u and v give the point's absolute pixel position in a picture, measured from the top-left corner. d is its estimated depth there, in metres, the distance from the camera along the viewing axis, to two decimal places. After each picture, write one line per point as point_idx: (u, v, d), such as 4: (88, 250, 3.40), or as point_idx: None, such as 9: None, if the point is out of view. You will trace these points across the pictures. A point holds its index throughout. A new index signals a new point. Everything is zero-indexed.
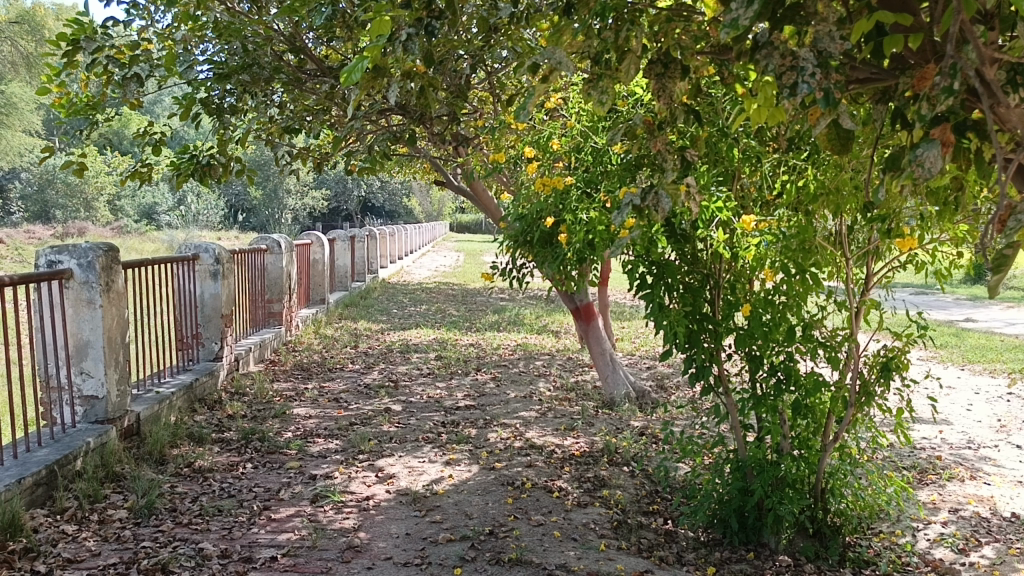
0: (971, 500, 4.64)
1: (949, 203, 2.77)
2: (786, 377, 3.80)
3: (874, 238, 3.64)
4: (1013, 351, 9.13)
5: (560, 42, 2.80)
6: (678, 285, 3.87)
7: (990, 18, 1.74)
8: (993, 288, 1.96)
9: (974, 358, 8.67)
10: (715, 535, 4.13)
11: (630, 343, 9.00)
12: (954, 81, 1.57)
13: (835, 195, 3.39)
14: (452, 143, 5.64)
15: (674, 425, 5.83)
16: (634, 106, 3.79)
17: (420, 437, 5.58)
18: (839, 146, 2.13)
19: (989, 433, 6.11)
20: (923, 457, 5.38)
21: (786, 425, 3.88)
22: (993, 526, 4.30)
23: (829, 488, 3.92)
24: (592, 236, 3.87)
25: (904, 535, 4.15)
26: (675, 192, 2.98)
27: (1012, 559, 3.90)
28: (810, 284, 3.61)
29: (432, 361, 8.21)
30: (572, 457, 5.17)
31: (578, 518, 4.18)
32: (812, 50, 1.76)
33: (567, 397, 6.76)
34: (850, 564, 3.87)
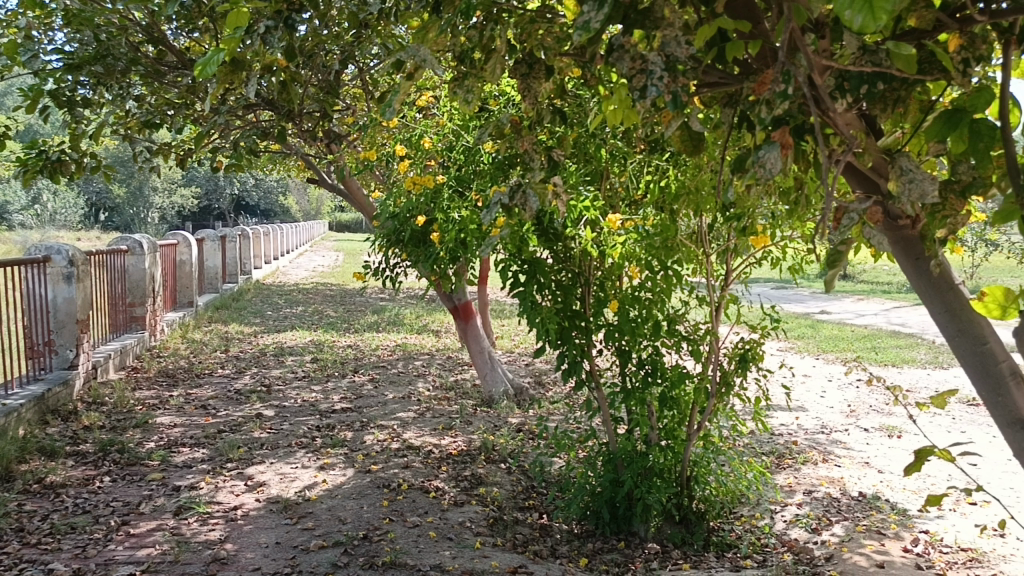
0: (823, 482, 4.92)
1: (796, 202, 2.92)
2: (653, 370, 3.93)
3: (732, 236, 3.81)
4: (862, 341, 9.78)
5: (427, 42, 2.75)
6: (549, 283, 3.93)
7: (820, 27, 1.82)
8: (829, 283, 2.08)
9: (828, 349, 9.24)
10: (588, 527, 4.23)
11: (509, 341, 9.08)
12: (788, 85, 1.66)
13: (695, 195, 3.49)
14: (324, 141, 5.51)
15: (549, 420, 5.92)
16: (505, 105, 3.80)
17: (293, 442, 5.43)
18: (691, 147, 2.23)
19: (840, 418, 6.52)
20: (781, 443, 5.68)
21: (652, 416, 4.02)
22: (842, 505, 4.58)
23: (693, 475, 4.06)
24: (465, 235, 3.88)
25: (763, 518, 4.36)
26: (542, 191, 3.02)
27: (858, 535, 4.13)
28: (672, 280, 3.79)
29: (307, 363, 8.02)
30: (449, 456, 5.16)
31: (453, 518, 4.18)
32: (660, 54, 1.80)
33: (445, 396, 6.75)
34: (713, 549, 4.03)
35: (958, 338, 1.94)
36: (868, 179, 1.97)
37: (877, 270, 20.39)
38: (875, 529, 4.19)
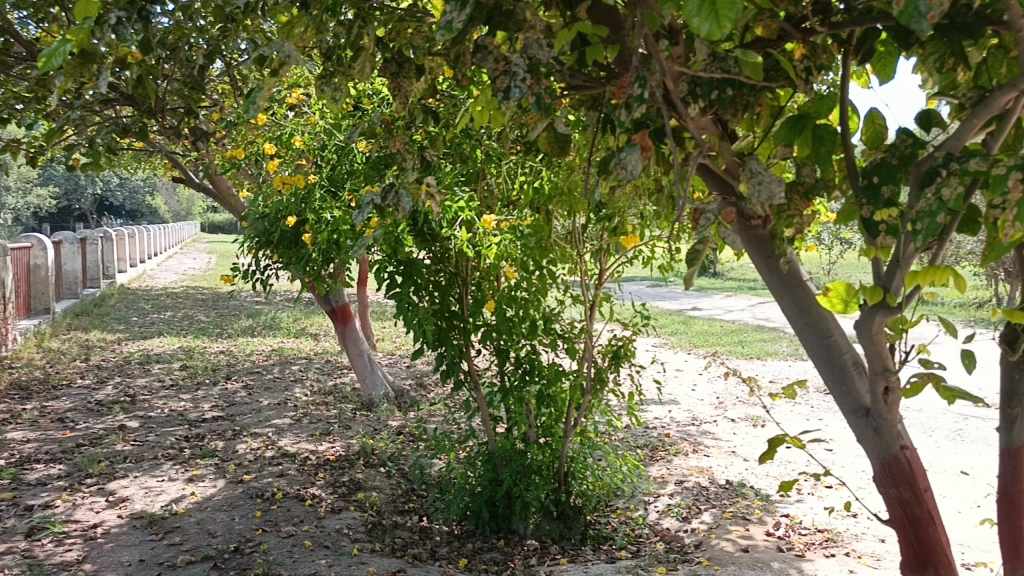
0: (693, 472, 5.12)
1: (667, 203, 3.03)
2: (530, 369, 3.97)
3: (604, 237, 3.91)
4: (730, 336, 10.24)
5: (292, 38, 2.67)
6: (426, 284, 3.91)
7: (675, 34, 1.88)
8: (687, 280, 2.15)
9: (699, 343, 9.63)
10: (468, 527, 4.23)
11: (391, 343, 8.99)
12: (643, 90, 1.71)
13: (568, 196, 3.58)
14: (189, 138, 5.29)
15: (429, 422, 5.89)
16: (378, 104, 3.75)
17: (160, 454, 5.18)
18: (558, 149, 2.26)
19: (709, 409, 6.80)
20: (654, 436, 5.87)
21: (530, 414, 4.08)
22: (711, 493, 4.77)
23: (571, 471, 4.13)
24: (337, 236, 3.80)
25: (637, 509, 4.48)
26: (416, 191, 2.99)
27: (725, 521, 4.32)
28: (547, 280, 3.85)
29: (176, 371, 7.67)
30: (326, 462, 5.06)
31: (330, 525, 4.09)
32: (522, 56, 1.81)
33: (323, 401, 6.61)
34: (590, 542, 4.11)
35: (806, 331, 2.06)
36: (723, 181, 2.05)
37: (744, 267, 21.41)
38: (740, 515, 4.39)
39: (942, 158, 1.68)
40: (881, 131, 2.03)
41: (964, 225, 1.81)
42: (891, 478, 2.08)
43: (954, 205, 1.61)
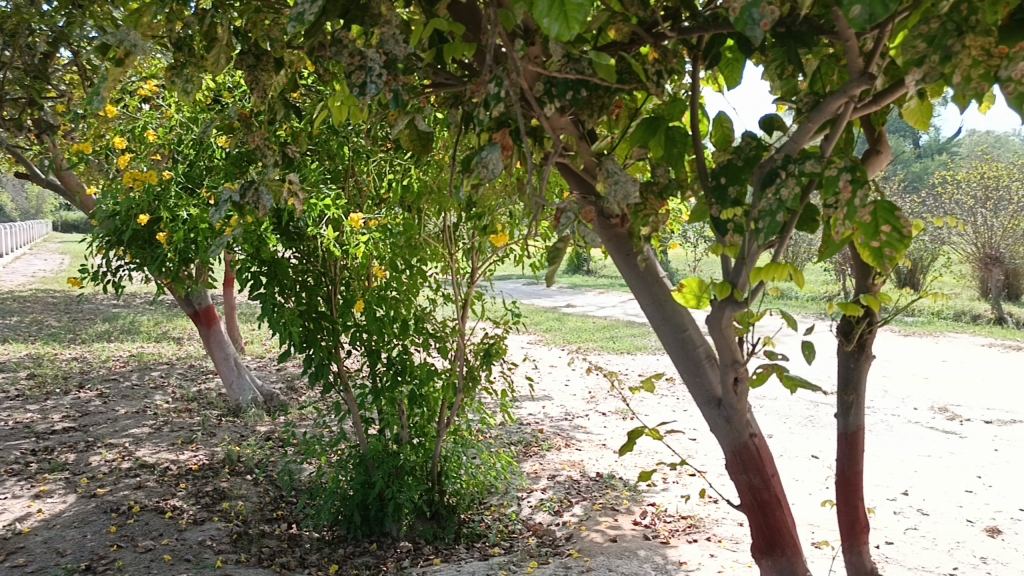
0: (565, 466, 5.21)
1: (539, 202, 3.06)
2: (402, 369, 3.92)
3: (475, 235, 3.92)
4: (602, 331, 10.50)
5: (140, 26, 2.52)
6: (291, 284, 3.79)
7: (531, 34, 1.88)
8: (548, 278, 2.17)
9: (572, 340, 9.82)
10: (339, 532, 4.14)
11: (260, 346, 8.71)
12: (500, 89, 1.71)
13: (437, 194, 3.57)
14: (31, 130, 4.93)
15: (299, 427, 5.74)
16: (239, 98, 3.62)
17: (2, 470, 4.80)
18: (420, 146, 2.24)
19: (582, 404, 6.95)
20: (528, 432, 5.95)
21: (402, 415, 4.02)
22: (582, 486, 4.87)
23: (444, 471, 4.11)
24: (196, 234, 3.67)
25: (510, 506, 4.51)
26: (277, 188, 2.89)
27: (595, 513, 4.42)
28: (417, 278, 3.82)
29: (22, 380, 7.14)
30: (189, 472, 4.84)
31: (192, 537, 3.92)
32: (378, 52, 1.78)
33: (186, 408, 6.32)
34: (463, 541, 4.11)
35: (662, 325, 2.13)
36: (581, 181, 2.09)
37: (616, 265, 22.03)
38: (609, 506, 4.50)
39: (781, 160, 1.77)
40: (729, 134, 2.12)
41: (802, 223, 1.92)
42: (741, 465, 2.17)
43: (791, 205, 1.70)
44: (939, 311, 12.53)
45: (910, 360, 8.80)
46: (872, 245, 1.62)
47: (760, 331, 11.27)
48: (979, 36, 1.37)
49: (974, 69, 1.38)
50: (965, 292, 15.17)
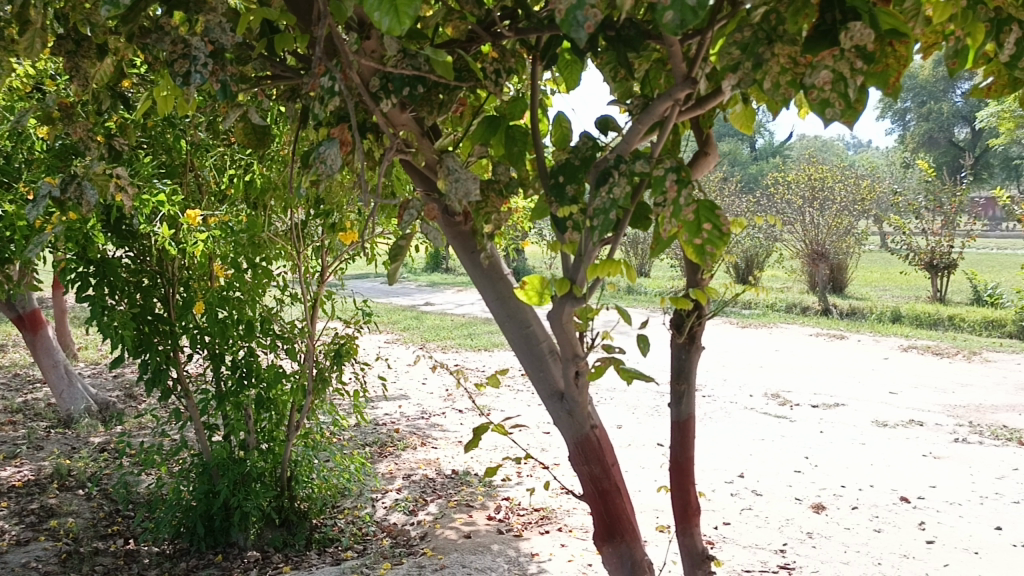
0: (420, 465, 5.19)
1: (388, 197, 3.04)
2: (248, 372, 3.77)
3: (324, 234, 3.85)
4: (460, 329, 10.54)
5: None
6: (124, 285, 3.57)
7: (365, 28, 1.83)
8: (391, 277, 2.13)
9: (430, 338, 9.80)
10: (182, 545, 3.96)
11: (96, 352, 8.18)
12: (335, 83, 1.67)
13: (281, 190, 3.47)
14: None
15: (138, 436, 5.43)
16: (61, 85, 3.37)
17: None
18: (255, 140, 2.17)
19: (439, 401, 6.95)
20: (383, 432, 5.89)
21: (249, 420, 3.86)
22: (437, 484, 4.86)
23: (294, 475, 4.00)
24: (12, 233, 3.37)
25: (364, 507, 4.44)
26: (103, 183, 2.70)
27: (450, 511, 4.42)
28: (262, 277, 3.68)
29: None
30: (11, 490, 4.49)
31: (14, 560, 3.75)
32: (203, 40, 1.70)
33: (10, 421, 5.84)
34: (315, 546, 4.01)
35: (507, 321, 2.17)
36: (422, 177, 2.09)
37: None
38: (464, 503, 4.52)
39: (614, 159, 1.83)
40: (567, 134, 2.18)
41: (636, 220, 1.98)
42: (583, 456, 2.22)
43: (623, 204, 1.76)
44: (773, 304, 13.40)
45: (747, 351, 9.35)
46: (696, 243, 1.70)
47: (597, 323, 11.81)
48: (787, 45, 1.48)
49: (782, 76, 1.48)
50: (796, 285, 16.30)
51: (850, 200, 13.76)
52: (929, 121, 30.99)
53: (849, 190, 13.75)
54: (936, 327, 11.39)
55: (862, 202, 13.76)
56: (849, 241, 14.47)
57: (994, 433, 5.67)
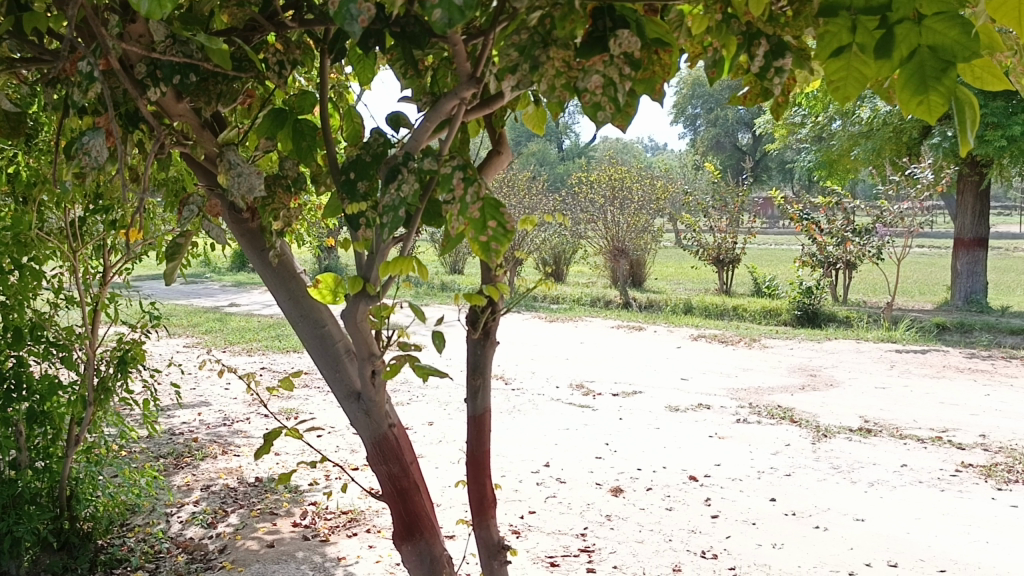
0: (221, 474, 4.95)
1: (173, 190, 2.87)
2: (17, 383, 3.41)
3: (103, 232, 3.58)
4: (266, 330, 10.17)
5: None
6: None
7: (130, 12, 1.71)
8: (169, 276, 2.01)
9: (234, 341, 9.37)
10: None
11: None
12: (94, 69, 1.53)
13: (49, 183, 3.18)
14: None
15: None
16: None
17: None
18: (10, 128, 1.98)
19: (242, 407, 6.65)
20: (179, 443, 5.56)
21: (19, 437, 3.50)
22: (239, 494, 4.65)
23: (75, 494, 3.68)
24: None
25: (157, 523, 4.17)
26: None
27: (252, 520, 4.25)
28: (30, 280, 3.34)
29: None
30: None
31: None
32: None
33: None
34: (100, 569, 3.71)
35: (300, 322, 2.11)
36: (203, 171, 1.99)
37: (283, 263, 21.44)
38: (268, 511, 4.36)
39: (402, 157, 1.82)
40: (358, 129, 2.14)
41: (430, 219, 1.97)
42: (381, 455, 2.20)
43: (411, 201, 1.77)
44: (579, 298, 13.97)
45: (553, 343, 9.70)
46: (482, 239, 1.72)
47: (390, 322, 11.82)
48: (561, 50, 1.56)
49: (557, 79, 1.56)
50: (600, 280, 17.10)
51: (647, 200, 14.63)
52: (716, 127, 33.60)
53: (645, 190, 14.60)
54: (722, 317, 12.36)
55: (657, 201, 14.67)
56: (646, 238, 15.34)
57: (770, 413, 6.23)
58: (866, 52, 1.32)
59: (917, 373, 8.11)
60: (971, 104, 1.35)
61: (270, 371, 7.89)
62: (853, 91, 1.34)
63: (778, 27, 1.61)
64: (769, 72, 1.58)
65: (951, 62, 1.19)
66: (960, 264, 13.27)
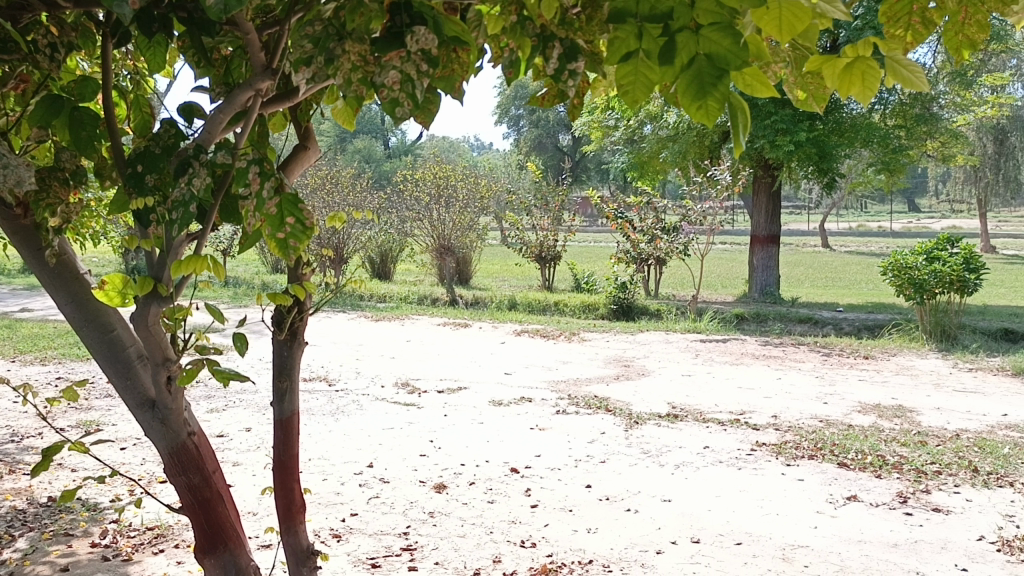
0: (8, 496, 4.51)
1: None
2: None
3: None
4: (63, 336, 9.39)
5: None
6: None
7: None
8: None
9: (25, 349, 8.57)
10: None
11: None
12: None
13: None
14: None
15: None
16: None
17: None
18: None
19: (34, 421, 6.10)
20: None
21: None
22: (29, 516, 4.26)
23: None
24: None
25: None
26: None
27: (43, 544, 3.90)
28: None
29: None
30: None
31: None
32: None
33: None
34: None
35: (85, 327, 1.96)
36: None
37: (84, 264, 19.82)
38: (62, 533, 4.02)
39: (193, 150, 1.73)
40: (148, 122, 2.03)
41: (227, 216, 1.89)
42: (179, 466, 2.08)
43: (203, 195, 1.68)
44: (406, 296, 13.90)
45: (378, 343, 9.61)
46: (278, 237, 1.64)
47: (191, 323, 11.26)
48: (356, 43, 1.53)
49: (353, 73, 1.53)
50: (427, 278, 17.14)
51: (471, 198, 14.78)
52: (539, 128, 34.56)
53: (469, 188, 14.75)
54: (544, 312, 12.77)
55: (481, 200, 14.89)
56: (472, 236, 15.52)
57: (587, 403, 6.49)
58: (651, 58, 1.40)
59: (719, 360, 8.71)
60: (743, 108, 1.47)
61: (67, 381, 7.28)
62: (640, 95, 1.42)
63: (570, 29, 1.65)
64: (564, 74, 1.63)
65: (724, 70, 1.29)
66: (757, 259, 14.39)
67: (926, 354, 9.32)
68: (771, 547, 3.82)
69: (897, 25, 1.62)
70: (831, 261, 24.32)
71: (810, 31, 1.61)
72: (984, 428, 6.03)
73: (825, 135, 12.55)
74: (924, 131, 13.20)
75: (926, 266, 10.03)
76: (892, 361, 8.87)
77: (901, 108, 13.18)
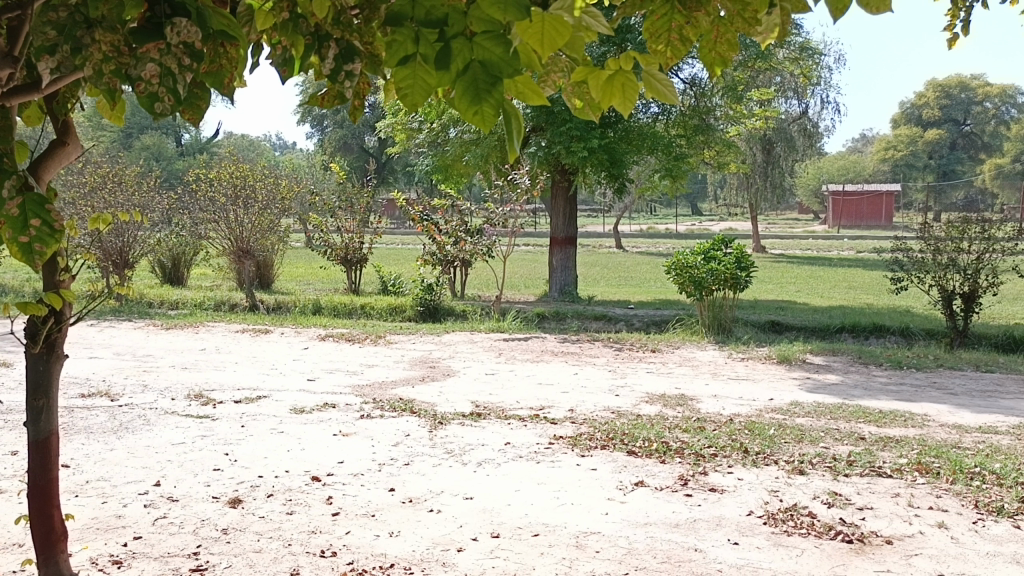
0: None
1: None
2: None
3: None
4: None
5: None
6: None
7: None
8: None
9: None
10: None
11: None
12: None
13: None
14: None
15: None
16: None
17: None
18: None
19: None
20: None
21: None
22: None
23: None
24: None
25: None
26: None
27: None
28: None
29: None
30: None
31: None
32: None
33: None
34: None
35: None
36: None
37: None
38: None
39: None
40: None
41: None
42: None
43: None
44: (201, 302, 13.19)
45: (167, 352, 9.03)
46: (21, 241, 1.61)
47: None
48: (107, 33, 1.44)
49: (104, 65, 1.44)
50: (226, 282, 16.35)
51: (272, 199, 14.26)
52: (344, 128, 33.97)
53: (269, 189, 14.21)
54: (350, 316, 12.55)
55: (282, 200, 14.40)
56: (272, 238, 15.01)
57: (392, 406, 6.45)
58: (427, 62, 1.50)
59: (520, 358, 8.96)
60: (516, 116, 1.52)
61: None
62: (419, 97, 1.52)
63: (346, 31, 1.62)
64: (341, 75, 1.59)
65: (497, 77, 1.43)
66: (556, 260, 14.95)
67: (706, 346, 10.08)
68: (565, 535, 3.97)
69: (659, 41, 1.73)
70: (624, 260, 25.72)
71: (576, 42, 1.68)
72: (753, 412, 6.62)
73: (615, 142, 13.30)
74: (703, 140, 14.29)
75: (704, 265, 10.83)
76: (676, 354, 9.53)
77: (682, 119, 14.19)
